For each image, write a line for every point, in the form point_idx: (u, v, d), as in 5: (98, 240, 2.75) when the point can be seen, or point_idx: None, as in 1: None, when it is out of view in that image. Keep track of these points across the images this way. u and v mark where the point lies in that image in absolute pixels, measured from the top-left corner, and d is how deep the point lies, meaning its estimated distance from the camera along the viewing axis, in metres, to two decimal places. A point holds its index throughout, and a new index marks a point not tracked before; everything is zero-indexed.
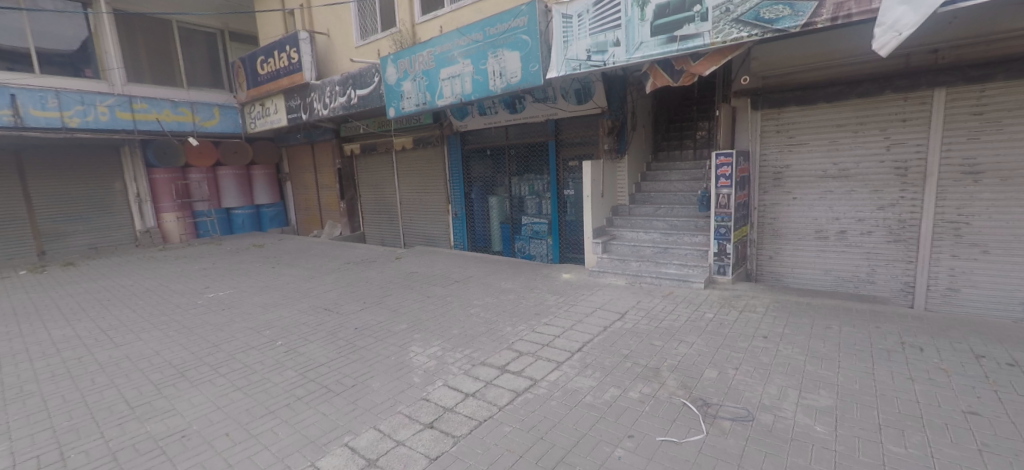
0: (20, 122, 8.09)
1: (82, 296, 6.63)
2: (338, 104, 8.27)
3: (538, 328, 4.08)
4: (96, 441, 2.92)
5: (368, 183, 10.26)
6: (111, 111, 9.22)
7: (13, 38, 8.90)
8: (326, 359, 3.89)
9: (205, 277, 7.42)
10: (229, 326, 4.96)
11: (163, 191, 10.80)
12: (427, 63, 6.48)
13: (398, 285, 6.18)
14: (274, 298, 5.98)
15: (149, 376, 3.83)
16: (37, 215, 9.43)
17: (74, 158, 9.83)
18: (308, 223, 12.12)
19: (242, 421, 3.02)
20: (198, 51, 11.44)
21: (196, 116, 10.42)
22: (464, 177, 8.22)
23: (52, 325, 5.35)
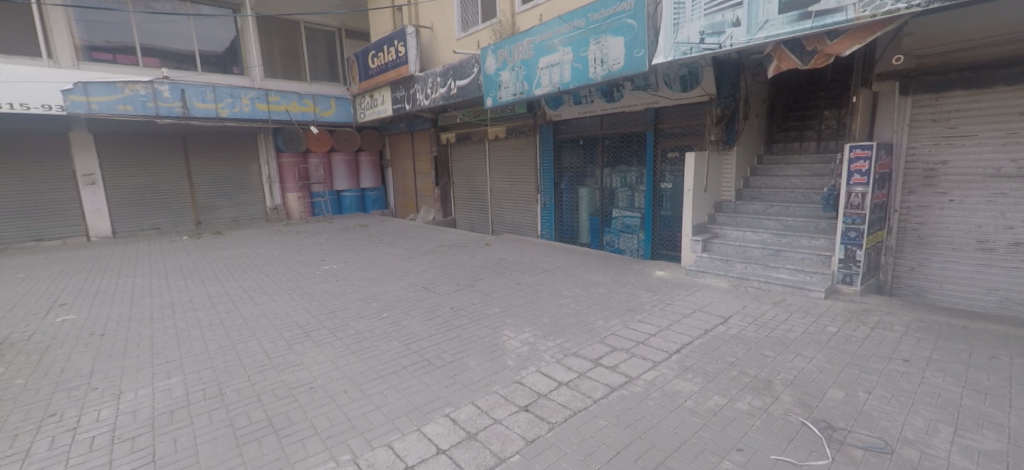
0: (187, 112, 9.68)
1: (228, 260, 7.76)
2: (438, 94, 8.65)
3: (632, 325, 3.93)
4: (244, 383, 3.42)
5: (462, 170, 10.61)
6: (252, 103, 10.50)
7: (183, 41, 10.61)
8: (426, 334, 4.13)
9: (322, 251, 8.28)
10: (342, 296, 5.47)
11: (289, 173, 12.21)
12: (527, 52, 6.49)
13: (489, 270, 6.35)
14: (379, 273, 6.48)
15: (280, 333, 4.37)
16: (196, 190, 11.17)
17: (224, 142, 11.46)
18: (405, 207, 12.89)
19: (357, 381, 3.32)
20: (320, 48, 12.59)
21: (317, 107, 11.45)
22: (555, 167, 8.15)
23: (207, 283, 6.33)
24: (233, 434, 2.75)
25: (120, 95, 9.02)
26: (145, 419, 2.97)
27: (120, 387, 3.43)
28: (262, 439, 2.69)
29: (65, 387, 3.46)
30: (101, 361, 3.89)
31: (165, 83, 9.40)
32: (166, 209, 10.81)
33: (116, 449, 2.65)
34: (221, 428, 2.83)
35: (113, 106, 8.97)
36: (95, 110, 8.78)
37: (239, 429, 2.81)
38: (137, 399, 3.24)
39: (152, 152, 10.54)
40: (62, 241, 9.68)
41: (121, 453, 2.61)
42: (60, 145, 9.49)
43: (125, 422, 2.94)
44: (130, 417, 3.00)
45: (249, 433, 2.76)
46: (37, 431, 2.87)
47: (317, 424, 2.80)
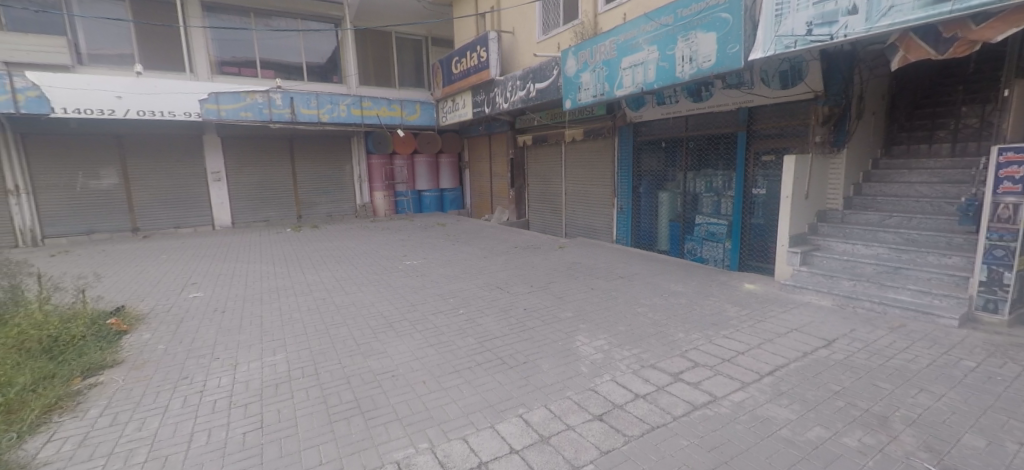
0: (294, 118, 10.71)
1: (324, 251, 8.47)
2: (517, 97, 8.75)
3: (718, 341, 3.64)
4: (336, 365, 3.69)
5: (537, 172, 10.62)
6: (347, 109, 11.34)
7: (293, 54, 11.76)
8: (500, 333, 4.17)
9: (404, 247, 8.73)
10: (422, 291, 5.71)
11: (376, 173, 13.03)
12: (609, 52, 6.32)
13: (563, 273, 6.28)
14: (456, 271, 6.68)
15: (367, 322, 4.66)
16: (299, 187, 12.33)
17: (323, 144, 12.51)
18: (480, 208, 13.19)
19: (435, 373, 3.43)
20: (408, 56, 13.30)
21: (403, 111, 12.10)
22: (634, 170, 7.85)
23: (306, 271, 6.95)
24: (326, 411, 3.00)
25: (243, 103, 10.21)
26: (256, 388, 3.39)
27: (236, 358, 3.91)
28: (350, 419, 2.89)
29: (195, 355, 4.01)
30: (222, 336, 4.43)
31: (278, 92, 10.50)
32: (275, 204, 12.06)
33: (233, 413, 3.06)
34: (316, 405, 3.10)
35: (238, 113, 10.18)
36: (224, 116, 10.05)
37: (332, 407, 3.06)
38: (250, 370, 3.69)
39: (265, 152, 11.81)
40: (194, 229, 11.19)
41: (237, 416, 3.01)
42: (195, 147, 10.99)
43: (237, 394, 3.31)
44: (244, 386, 3.41)
45: (340, 411, 2.99)
46: (175, 390, 3.41)
47: (399, 410, 2.94)
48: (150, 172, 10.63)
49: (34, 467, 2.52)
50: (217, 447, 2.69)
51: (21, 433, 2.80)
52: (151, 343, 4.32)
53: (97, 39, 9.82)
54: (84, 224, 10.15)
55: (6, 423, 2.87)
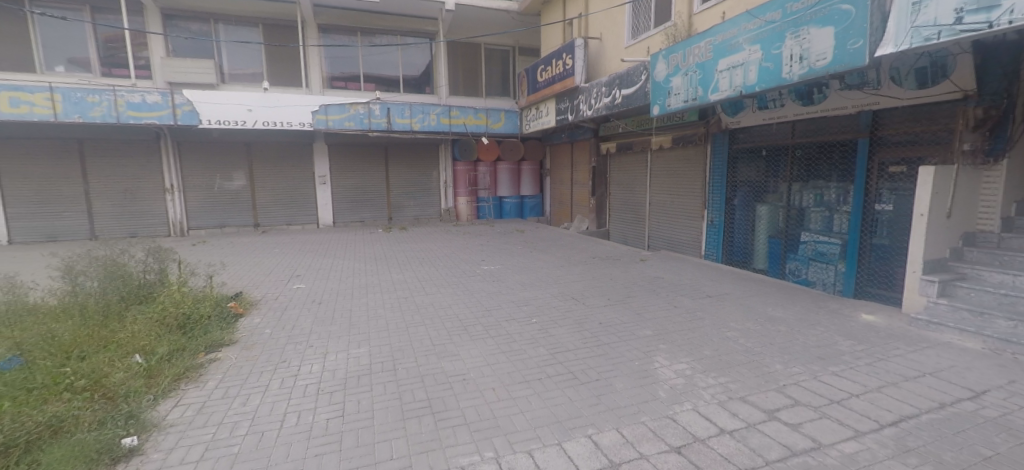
0: (390, 126, 11.47)
1: (410, 252, 8.91)
2: (602, 104, 8.56)
3: (825, 379, 3.16)
4: (411, 363, 3.81)
5: (620, 181, 10.26)
6: (437, 118, 11.88)
7: (392, 68, 12.65)
8: (573, 346, 4.02)
9: (484, 252, 8.89)
10: (497, 296, 5.74)
11: (461, 179, 13.51)
12: (704, 54, 5.90)
13: (644, 288, 5.95)
14: (532, 278, 6.63)
15: (443, 323, 4.77)
16: (391, 191, 13.17)
17: (414, 152, 13.25)
18: (558, 216, 13.04)
19: (505, 381, 3.39)
20: (496, 66, 13.65)
21: (489, 120, 12.41)
22: (728, 180, 7.26)
23: (393, 270, 7.36)
24: (400, 407, 3.09)
25: (347, 114, 11.16)
26: (341, 377, 3.60)
27: (327, 347, 4.22)
28: (421, 418, 2.94)
29: (293, 341, 4.39)
30: (317, 326, 4.81)
31: (376, 104, 11.34)
32: (370, 206, 13.01)
33: (320, 399, 3.27)
34: (392, 400, 3.21)
35: (342, 123, 11.15)
36: (331, 126, 11.06)
37: (405, 403, 3.14)
38: (337, 360, 3.94)
39: (364, 159, 12.80)
40: (303, 227, 12.43)
41: (323, 402, 3.22)
42: (306, 153, 12.23)
43: (325, 381, 3.55)
44: (331, 375, 3.65)
45: (413, 409, 3.06)
46: (275, 372, 3.75)
47: (467, 415, 2.94)
48: (270, 175, 12.02)
49: (162, 428, 2.90)
50: (305, 429, 2.88)
51: (156, 396, 3.27)
52: (259, 327, 4.82)
53: (235, 60, 11.36)
54: (218, 219, 11.74)
55: (147, 387, 3.36)
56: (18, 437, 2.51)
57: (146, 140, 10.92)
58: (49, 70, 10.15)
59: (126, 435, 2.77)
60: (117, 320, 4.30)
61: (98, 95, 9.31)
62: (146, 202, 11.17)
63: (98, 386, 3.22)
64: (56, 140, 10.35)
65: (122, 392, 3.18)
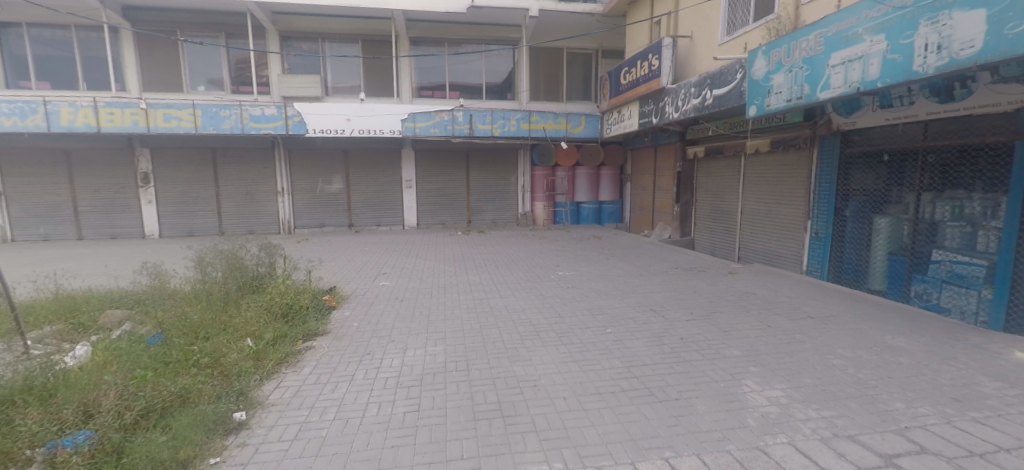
0: (471, 132, 11.85)
1: (486, 255, 9.10)
2: (690, 105, 8.11)
3: (961, 425, 2.66)
4: (484, 365, 3.85)
5: (708, 187, 9.61)
6: (517, 123, 12.03)
7: (476, 76, 13.07)
8: (650, 360, 3.81)
9: (559, 257, 8.81)
10: (571, 303, 5.64)
11: (539, 184, 13.55)
12: (813, 48, 5.33)
13: (731, 303, 5.49)
14: (608, 287, 6.42)
15: (516, 327, 4.78)
16: (471, 195, 13.58)
17: (494, 157, 13.54)
18: (639, 223, 12.55)
19: (576, 391, 3.30)
20: (578, 70, 13.53)
21: (568, 124, 12.32)
22: (838, 188, 6.49)
23: (470, 272, 7.55)
24: (472, 408, 3.13)
25: (433, 121, 11.72)
26: (418, 373, 3.75)
27: (407, 343, 4.42)
28: (491, 420, 2.96)
29: (378, 335, 4.66)
30: (399, 322, 5.08)
31: (460, 111, 11.78)
32: (451, 209, 13.53)
33: (399, 392, 3.42)
34: (464, 400, 3.26)
35: (428, 130, 11.73)
36: (418, 132, 11.69)
37: (477, 404, 3.18)
38: (415, 356, 4.11)
39: (446, 163, 13.34)
40: (390, 228, 13.25)
41: (401, 396, 3.36)
42: (395, 159, 13.03)
43: (405, 375, 3.72)
44: (410, 370, 3.82)
45: (484, 411, 3.08)
46: (361, 362, 4.00)
47: (537, 422, 2.90)
48: (363, 179, 12.98)
49: (266, 406, 3.23)
50: (384, 420, 3.03)
51: (262, 377, 3.64)
52: (349, 320, 5.21)
53: (337, 74, 12.46)
54: (318, 219, 12.93)
55: (255, 368, 3.76)
56: (155, 404, 2.93)
57: (263, 148, 12.35)
58: (192, 90, 11.90)
59: (237, 409, 3.12)
60: (235, 306, 4.88)
61: (228, 110, 10.71)
62: (261, 202, 12.62)
63: (218, 364, 3.67)
64: (195, 149, 12.09)
65: (235, 371, 3.59)
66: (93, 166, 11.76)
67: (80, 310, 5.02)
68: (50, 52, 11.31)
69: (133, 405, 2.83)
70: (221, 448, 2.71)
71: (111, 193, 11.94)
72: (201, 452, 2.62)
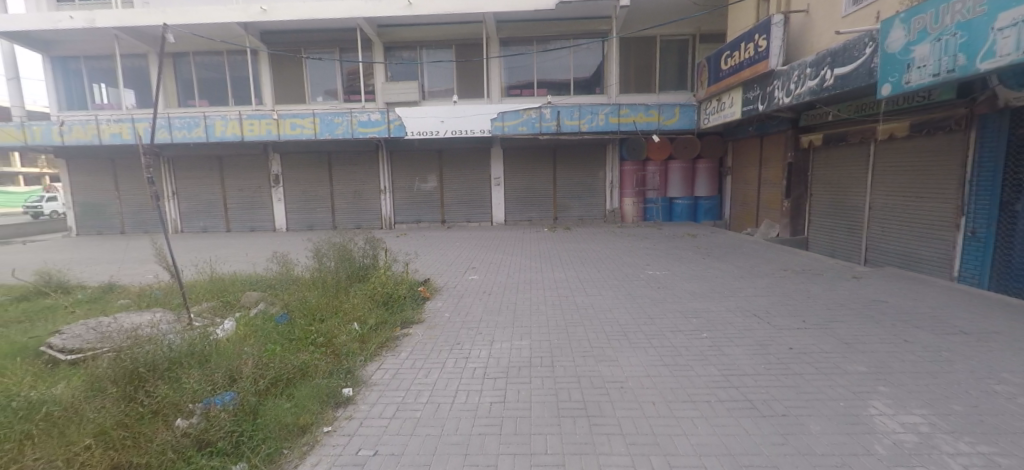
0: (559, 129, 11.80)
1: (573, 252, 9.00)
2: (806, 88, 7.26)
3: None
4: (569, 362, 3.81)
5: (826, 180, 8.53)
6: (606, 118, 11.71)
7: (564, 71, 12.98)
8: (752, 370, 3.48)
9: (650, 255, 8.41)
10: (662, 304, 5.35)
11: (628, 179, 13.08)
12: (972, 9, 4.44)
13: (854, 312, 4.81)
14: (704, 288, 5.99)
15: (602, 326, 4.67)
16: (559, 192, 13.53)
17: (582, 153, 13.33)
18: (741, 220, 11.54)
19: (666, 397, 3.12)
20: (672, 58, 12.79)
21: (661, 116, 11.71)
22: (1006, 178, 5.38)
23: (556, 269, 7.52)
24: (557, 404, 3.11)
25: (522, 119, 11.87)
26: (505, 366, 3.82)
27: (494, 336, 4.54)
28: (576, 419, 2.91)
29: (467, 327, 4.85)
30: (486, 314, 5.23)
31: (547, 108, 11.78)
32: (538, 206, 13.62)
33: (486, 383, 3.52)
34: (549, 395, 3.26)
35: (516, 128, 11.91)
36: (506, 131, 11.92)
37: (561, 401, 3.15)
38: (502, 348, 4.21)
39: (534, 161, 13.45)
40: (480, 224, 13.72)
41: (488, 386, 3.45)
42: (485, 157, 13.45)
43: (492, 366, 3.82)
44: (497, 362, 3.90)
45: (569, 408, 3.05)
46: (452, 351, 4.19)
47: (624, 425, 2.79)
48: (456, 178, 13.59)
49: (368, 384, 3.53)
50: (471, 408, 3.14)
51: (365, 358, 3.98)
52: (441, 310, 5.50)
53: (433, 79, 13.18)
54: (415, 215, 13.82)
55: (360, 349, 4.13)
56: (281, 375, 3.34)
57: (369, 150, 13.49)
58: (312, 100, 13.38)
59: (345, 385, 3.45)
60: (344, 292, 5.40)
61: (341, 117, 11.88)
62: (367, 200, 13.80)
63: (330, 344, 4.09)
64: (314, 153, 13.59)
65: (344, 351, 3.97)
66: (236, 170, 13.78)
67: (226, 291, 5.91)
68: (207, 75, 13.44)
69: (266, 374, 3.27)
70: (332, 419, 3.01)
71: (250, 193, 13.89)
72: (316, 421, 2.95)
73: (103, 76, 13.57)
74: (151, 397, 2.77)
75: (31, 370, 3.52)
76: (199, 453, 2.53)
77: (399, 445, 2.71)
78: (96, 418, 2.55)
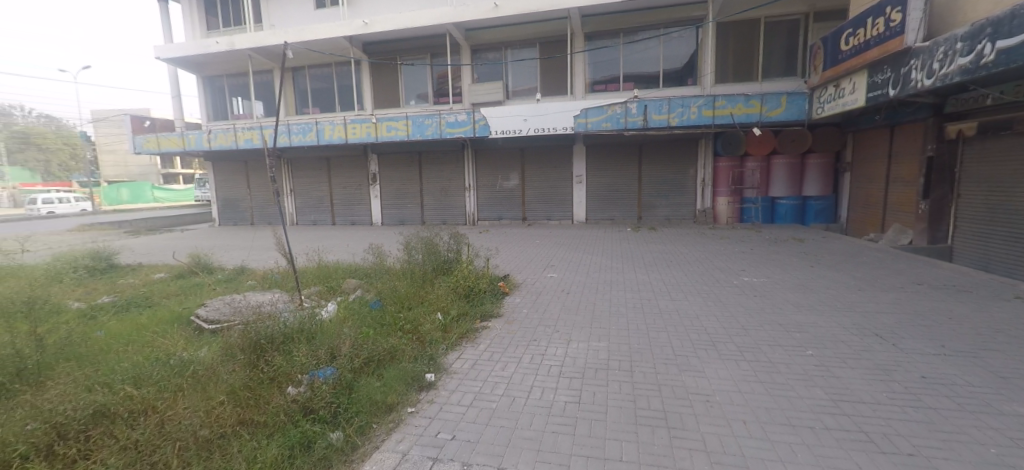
0: (646, 124, 11.35)
1: (657, 253, 8.67)
2: (955, 67, 6.20)
3: None
4: (650, 368, 3.75)
5: (980, 178, 7.27)
6: (699, 110, 11.03)
7: (653, 63, 12.45)
8: (870, 399, 3.15)
9: (745, 260, 7.82)
10: (759, 315, 4.98)
11: (723, 177, 12.22)
12: None
13: (1009, 340, 4.09)
14: (809, 300, 5.46)
15: (688, 334, 4.48)
16: (645, 190, 13.06)
17: (674, 149, 12.70)
18: (860, 224, 10.22)
19: (759, 417, 2.96)
20: (779, 41, 11.65)
21: (765, 107, 10.74)
22: None
23: (638, 270, 7.32)
24: (634, 411, 3.10)
25: (606, 115, 11.61)
26: (581, 366, 3.85)
27: (571, 335, 4.58)
28: (654, 428, 2.89)
29: (543, 324, 4.95)
30: (565, 313, 5.29)
31: (634, 102, 11.38)
32: (623, 205, 13.27)
33: (561, 381, 3.59)
34: (626, 401, 3.25)
35: (600, 124, 11.69)
36: (589, 127, 11.75)
37: (639, 408, 3.13)
38: (578, 348, 4.25)
39: (621, 158, 13.10)
40: (561, 222, 13.73)
41: (564, 385, 3.52)
42: (570, 155, 13.40)
43: (569, 364, 3.90)
44: (573, 361, 3.95)
45: (647, 417, 3.02)
46: (528, 347, 4.32)
47: (708, 442, 2.71)
48: (539, 175, 13.73)
49: (450, 372, 3.79)
50: (546, 405, 3.24)
51: (447, 347, 4.27)
52: (518, 305, 5.67)
53: (519, 78, 13.41)
54: (498, 212, 14.24)
55: (443, 338, 4.44)
56: (373, 356, 3.71)
57: (458, 150, 14.14)
58: (406, 104, 14.37)
59: (428, 371, 3.74)
60: (430, 283, 5.80)
61: (431, 119, 12.63)
62: (454, 198, 14.50)
63: (416, 331, 4.45)
64: (407, 153, 14.59)
65: (428, 339, 4.31)
66: (343, 169, 15.28)
67: (330, 277, 6.64)
68: (321, 84, 15.04)
69: (361, 354, 3.66)
70: (416, 401, 3.31)
71: (353, 190, 15.32)
72: (402, 401, 3.26)
73: (239, 90, 15.81)
74: (270, 367, 3.29)
75: (185, 334, 4.31)
76: (305, 418, 2.94)
77: (474, 434, 2.90)
78: (228, 379, 3.08)
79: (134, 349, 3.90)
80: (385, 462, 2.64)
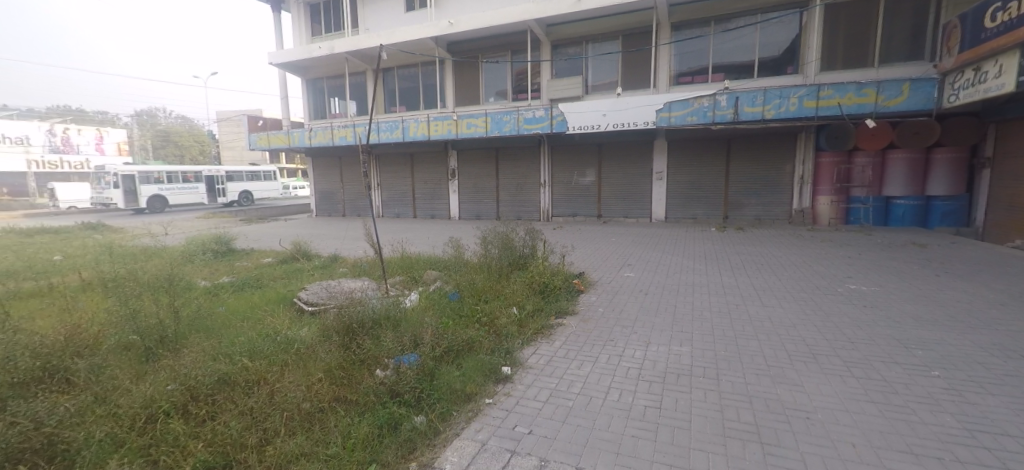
0: (737, 117, 10.59)
1: (746, 256, 8.09)
2: None
3: None
4: (739, 378, 3.50)
5: None
6: (800, 101, 10.07)
7: (747, 52, 11.59)
8: (1015, 432, 2.70)
9: (851, 266, 7.03)
10: (870, 327, 4.45)
11: (825, 174, 11.11)
12: None
13: None
14: (933, 313, 4.80)
15: (784, 343, 4.13)
16: (731, 188, 12.23)
17: (767, 144, 11.75)
18: (1000, 229, 8.81)
19: (872, 441, 2.64)
20: (902, 21, 10.32)
21: (880, 95, 9.54)
22: None
23: (724, 273, 6.88)
24: (722, 422, 2.92)
25: (691, 109, 11.01)
26: (660, 370, 3.69)
27: (650, 337, 4.41)
28: (745, 443, 2.69)
29: (621, 324, 4.80)
30: (644, 314, 5.11)
31: (724, 94, 10.68)
32: (706, 203, 12.54)
33: (640, 384, 3.47)
34: (712, 411, 3.06)
35: (684, 118, 11.11)
36: (673, 122, 11.23)
37: (727, 420, 2.93)
38: (659, 351, 4.09)
39: (705, 154, 12.37)
40: (638, 220, 13.29)
41: (643, 389, 3.40)
42: (649, 151, 12.90)
43: (648, 367, 3.76)
44: (652, 365, 3.80)
45: (736, 430, 2.82)
46: (604, 347, 4.22)
47: (810, 463, 2.48)
48: (617, 172, 13.39)
49: (528, 366, 3.81)
50: (624, 407, 3.14)
51: (523, 341, 4.31)
52: (593, 304, 5.56)
53: (598, 73, 13.14)
54: (573, 209, 14.10)
55: (518, 332, 4.47)
56: (452, 345, 3.84)
57: (534, 146, 14.18)
58: (485, 101, 14.66)
59: (504, 364, 3.78)
60: (505, 278, 5.88)
61: (509, 115, 12.79)
62: (529, 194, 14.59)
63: (493, 323, 4.53)
64: (485, 149, 14.90)
65: (504, 331, 4.37)
66: (424, 165, 15.96)
67: (413, 268, 6.98)
68: (407, 84, 15.82)
69: (442, 342, 3.79)
70: (493, 392, 3.36)
71: (433, 185, 15.97)
72: (481, 391, 3.34)
73: (335, 91, 17.10)
74: (361, 349, 3.52)
75: (289, 315, 4.73)
76: (392, 399, 3.10)
77: (552, 430, 2.89)
78: (325, 358, 3.34)
79: (248, 324, 4.37)
80: (464, 450, 2.71)
